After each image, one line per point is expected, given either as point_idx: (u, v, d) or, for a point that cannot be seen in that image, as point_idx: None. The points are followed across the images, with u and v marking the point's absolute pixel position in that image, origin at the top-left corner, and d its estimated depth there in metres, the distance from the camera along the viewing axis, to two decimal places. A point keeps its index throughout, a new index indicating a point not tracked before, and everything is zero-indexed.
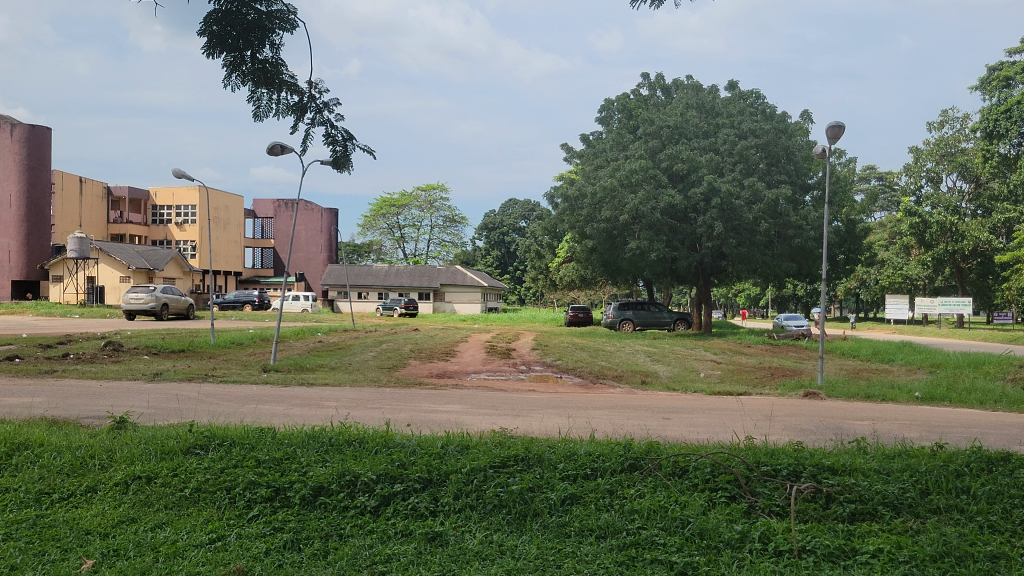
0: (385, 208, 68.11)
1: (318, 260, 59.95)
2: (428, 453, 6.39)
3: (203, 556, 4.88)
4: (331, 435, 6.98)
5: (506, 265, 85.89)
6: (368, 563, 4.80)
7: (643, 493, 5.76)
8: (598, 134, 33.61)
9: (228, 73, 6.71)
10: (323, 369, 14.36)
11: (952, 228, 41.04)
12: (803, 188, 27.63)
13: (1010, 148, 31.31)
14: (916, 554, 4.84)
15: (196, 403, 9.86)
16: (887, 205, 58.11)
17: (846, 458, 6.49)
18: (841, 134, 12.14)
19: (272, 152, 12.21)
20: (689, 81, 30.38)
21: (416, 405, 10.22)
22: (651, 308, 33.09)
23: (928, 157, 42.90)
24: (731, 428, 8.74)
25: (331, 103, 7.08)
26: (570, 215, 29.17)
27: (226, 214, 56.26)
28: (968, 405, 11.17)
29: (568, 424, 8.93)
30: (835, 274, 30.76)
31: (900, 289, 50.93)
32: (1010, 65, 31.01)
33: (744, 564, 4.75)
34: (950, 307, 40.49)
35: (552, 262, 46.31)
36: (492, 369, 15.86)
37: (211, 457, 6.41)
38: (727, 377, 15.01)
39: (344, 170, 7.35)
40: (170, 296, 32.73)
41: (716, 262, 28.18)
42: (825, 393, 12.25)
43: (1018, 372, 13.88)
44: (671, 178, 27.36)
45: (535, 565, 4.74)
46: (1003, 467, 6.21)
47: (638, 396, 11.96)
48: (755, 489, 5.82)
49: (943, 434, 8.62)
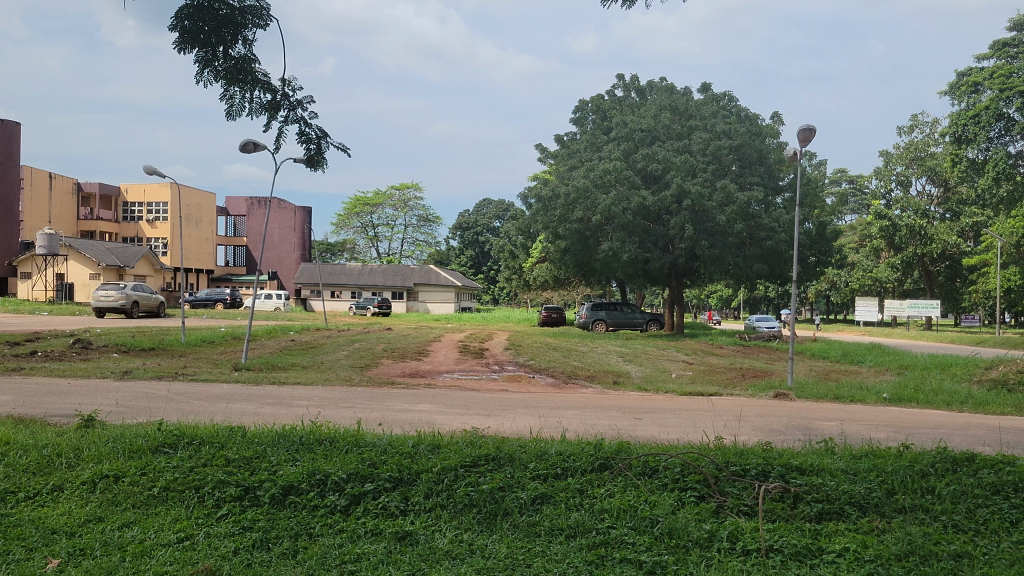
0: (358, 207, 67.83)
1: (290, 259, 59.63)
2: (399, 452, 6.36)
3: (171, 556, 4.84)
4: (301, 434, 6.95)
5: (479, 264, 85.89)
6: (337, 562, 4.78)
7: (613, 493, 5.78)
8: (572, 134, 33.75)
9: (200, 68, 6.69)
10: (294, 368, 14.26)
11: (921, 231, 41.15)
12: (775, 191, 27.87)
13: (977, 153, 31.22)
14: (881, 553, 4.88)
15: (165, 402, 9.76)
16: (858, 208, 58.69)
17: (814, 458, 6.54)
18: (812, 138, 12.23)
19: (244, 150, 12.15)
20: (663, 83, 30.61)
21: (389, 404, 10.19)
22: (624, 309, 33.26)
23: (898, 161, 43.34)
24: (701, 428, 8.79)
25: (304, 100, 7.09)
26: (543, 215, 29.14)
27: (199, 211, 55.82)
28: (934, 407, 11.34)
29: (538, 423, 8.94)
30: (805, 276, 31.02)
31: (869, 291, 51.40)
32: (978, 71, 31.37)
33: (712, 564, 4.78)
34: (919, 309, 40.94)
35: (526, 262, 46.39)
36: (465, 368, 15.81)
37: (180, 455, 6.35)
38: (699, 378, 15.07)
39: (317, 169, 7.35)
40: (140, 293, 32.43)
41: (689, 264, 28.26)
42: (795, 393, 12.38)
43: (985, 372, 14.06)
44: (644, 179, 27.54)
45: (506, 565, 4.74)
46: (967, 467, 6.28)
47: (610, 397, 11.99)
48: (724, 489, 5.86)
49: (910, 434, 8.73)
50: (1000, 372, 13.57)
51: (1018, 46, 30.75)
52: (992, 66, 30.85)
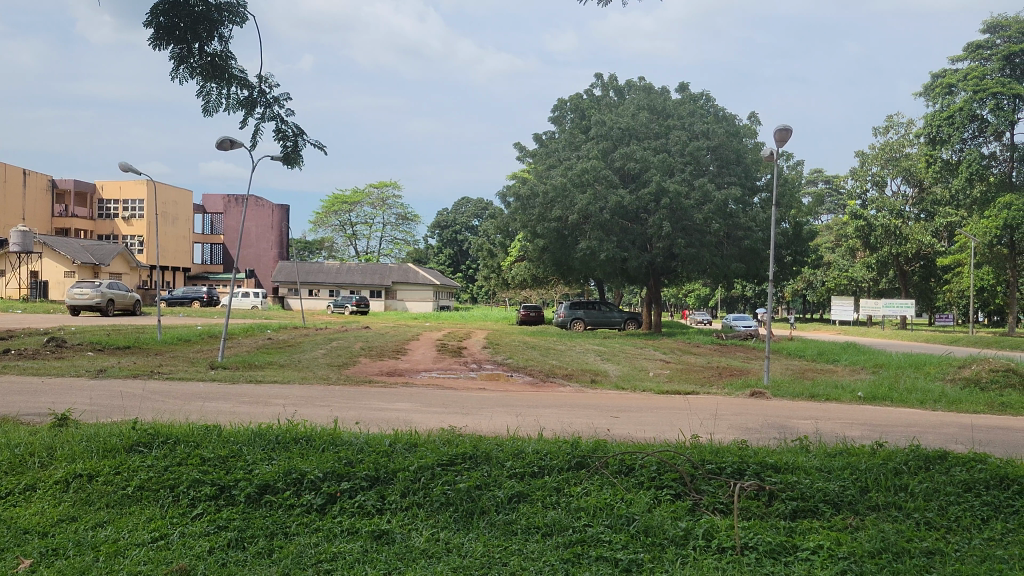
0: (337, 205, 67.60)
1: (268, 257, 59.36)
2: (376, 450, 6.36)
3: (145, 556, 4.81)
4: (278, 432, 6.92)
5: (458, 263, 85.77)
6: (313, 562, 4.77)
7: (589, 491, 5.80)
8: (551, 134, 33.82)
9: (175, 66, 6.65)
10: (271, 366, 14.20)
11: (896, 231, 41.49)
12: (752, 190, 27.99)
13: (951, 154, 31.54)
14: (854, 550, 4.91)
15: (141, 400, 9.75)
16: (835, 208, 59.10)
17: (790, 456, 6.58)
18: (788, 138, 12.30)
19: (220, 147, 12.08)
20: (640, 83, 30.70)
21: (366, 402, 10.20)
22: (602, 308, 33.37)
23: (874, 161, 43.65)
24: (676, 426, 8.83)
25: (281, 97, 7.07)
26: (521, 214, 29.14)
27: (175, 209, 55.45)
28: (908, 405, 11.42)
29: (515, 421, 8.94)
30: (781, 275, 31.20)
31: (845, 291, 51.79)
32: (952, 73, 31.61)
33: (688, 561, 4.80)
34: (894, 308, 41.31)
35: (504, 260, 46.46)
36: (442, 368, 15.81)
37: (154, 455, 6.31)
38: (676, 377, 15.11)
39: (294, 166, 7.34)
40: (116, 291, 32.21)
41: (667, 263, 28.37)
42: (771, 392, 12.43)
43: (958, 370, 14.19)
44: (622, 179, 27.61)
45: (482, 563, 4.74)
46: (940, 465, 6.34)
47: (588, 395, 12.02)
48: (700, 487, 5.88)
49: (884, 433, 8.81)
50: (973, 371, 13.70)
51: (992, 48, 30.82)
52: (965, 68, 31.11)
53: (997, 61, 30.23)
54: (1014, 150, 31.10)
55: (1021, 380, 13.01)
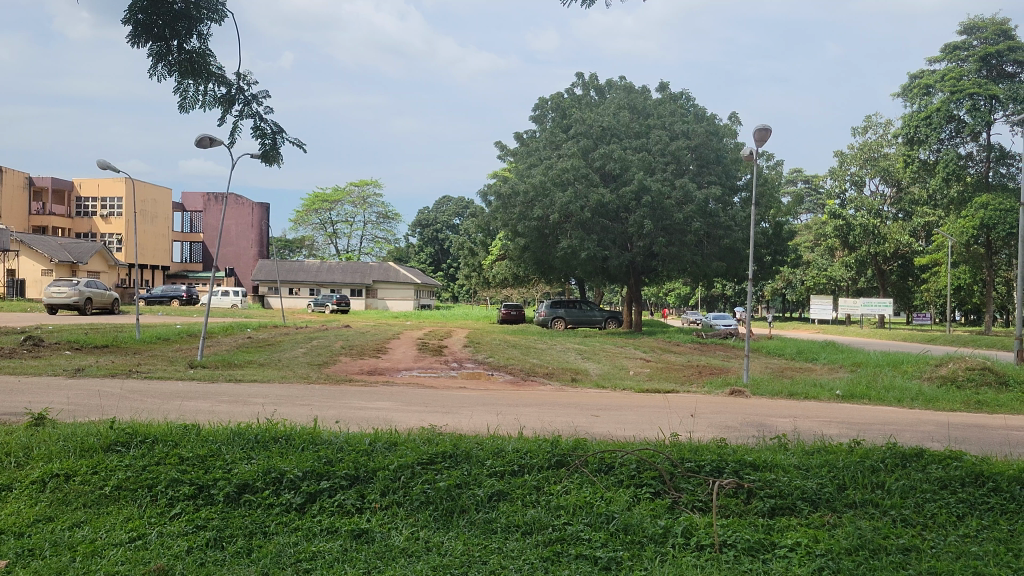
0: (317, 203, 67.36)
1: (248, 256, 59.11)
2: (356, 449, 6.35)
3: (122, 556, 4.78)
4: (257, 432, 6.88)
5: (439, 262, 85.64)
6: (292, 560, 4.76)
7: (569, 489, 5.81)
8: (532, 133, 33.85)
9: (153, 63, 6.61)
10: (251, 366, 14.14)
11: (874, 231, 41.76)
12: (733, 190, 28.09)
13: (929, 154, 31.92)
14: (832, 547, 4.95)
15: (119, 400, 9.68)
16: (814, 207, 59.40)
17: (768, 454, 6.63)
18: (768, 137, 12.36)
19: (200, 145, 12.01)
20: (621, 82, 30.76)
21: (345, 401, 10.17)
22: (583, 307, 33.42)
23: (853, 161, 43.90)
24: (656, 425, 8.87)
25: (259, 95, 7.05)
26: (502, 213, 29.09)
27: (154, 207, 55.08)
28: (886, 403, 11.52)
29: (496, 421, 8.95)
30: (761, 274, 31.37)
31: (824, 290, 52.09)
32: (930, 74, 31.85)
33: (667, 559, 4.83)
34: (872, 307, 41.58)
35: (485, 259, 46.44)
36: (423, 366, 15.82)
37: (131, 454, 6.28)
38: (656, 376, 15.14)
39: (273, 165, 7.31)
40: (94, 290, 31.95)
41: (647, 262, 28.44)
42: (750, 391, 12.50)
43: (935, 369, 14.31)
44: (603, 178, 27.64)
45: (462, 562, 4.74)
46: (916, 463, 6.39)
47: (568, 394, 12.06)
48: (679, 485, 5.91)
49: (862, 430, 8.88)
50: (949, 369, 13.79)
51: (969, 49, 31.05)
52: (943, 69, 31.39)
53: (974, 62, 30.46)
54: (990, 150, 31.41)
55: (996, 379, 13.13)
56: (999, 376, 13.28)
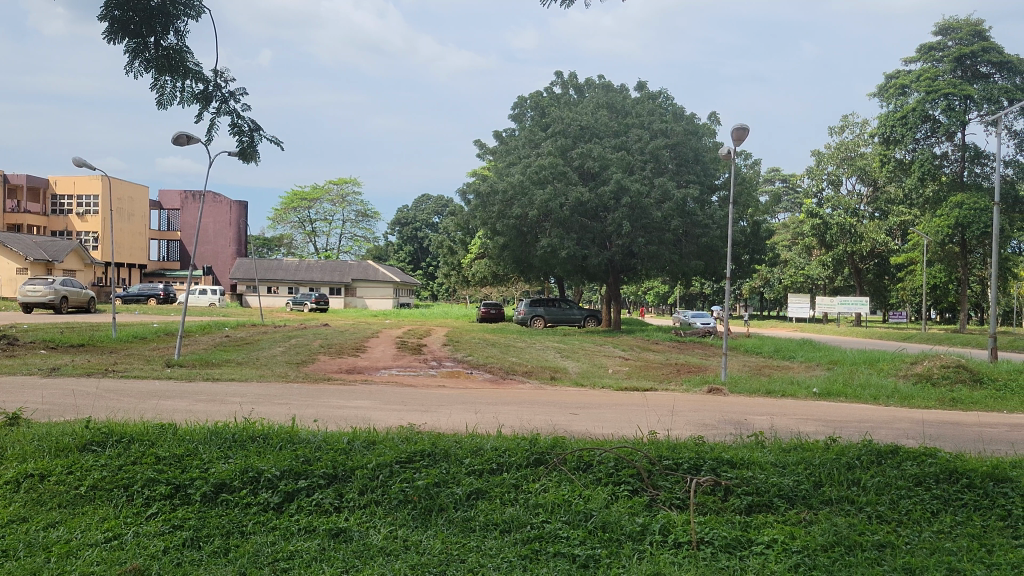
0: (296, 201, 67.04)
1: (226, 254, 58.80)
2: (334, 449, 6.33)
3: (98, 556, 4.74)
4: (234, 431, 6.83)
5: (418, 260, 85.46)
6: (270, 560, 4.74)
7: (548, 487, 5.82)
8: (511, 131, 33.87)
9: (130, 59, 6.56)
10: (229, 365, 14.07)
11: (851, 230, 42.06)
12: (711, 189, 28.19)
13: (905, 154, 32.18)
14: (808, 544, 4.98)
15: (94, 399, 9.57)
16: (791, 206, 59.76)
17: (745, 452, 6.65)
18: (745, 137, 12.42)
19: (177, 142, 11.94)
20: (601, 81, 30.83)
21: (324, 400, 10.10)
22: (562, 305, 33.45)
23: (829, 161, 44.19)
24: (634, 423, 8.87)
25: (237, 92, 7.01)
26: (481, 211, 29.02)
27: (131, 205, 54.69)
28: (861, 401, 11.61)
29: (475, 419, 8.92)
30: (739, 273, 31.51)
31: (801, 288, 52.42)
32: (906, 74, 32.11)
33: (644, 556, 4.84)
34: (849, 306, 41.85)
35: (465, 258, 46.39)
36: (402, 364, 15.77)
37: (107, 454, 6.24)
38: (634, 374, 15.17)
39: (251, 162, 7.28)
40: (70, 288, 31.67)
41: (626, 261, 28.49)
42: (728, 389, 12.55)
43: (910, 366, 14.44)
44: (582, 177, 27.67)
45: (440, 560, 4.74)
46: (892, 460, 6.43)
47: (547, 392, 12.05)
48: (657, 483, 5.94)
49: (838, 428, 8.92)
50: (924, 366, 13.91)
51: (944, 50, 31.33)
52: (918, 70, 31.64)
53: (948, 62, 30.72)
54: (965, 150, 31.67)
55: (971, 377, 13.26)
56: (973, 373, 13.43)
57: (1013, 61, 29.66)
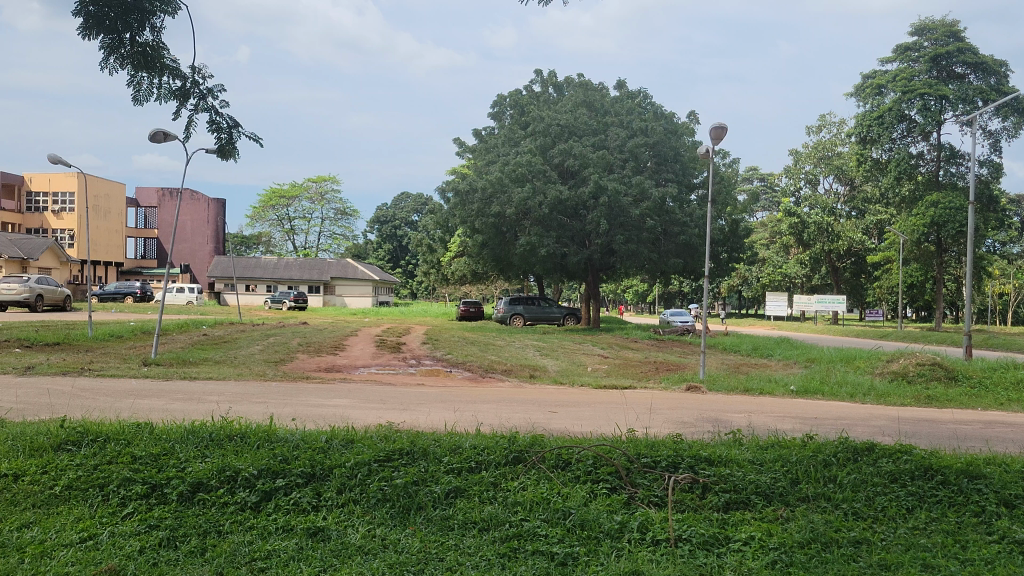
0: (274, 199, 66.71)
1: (204, 252, 58.46)
2: (312, 447, 6.31)
3: (72, 557, 4.70)
4: (211, 430, 6.78)
5: (397, 258, 85.27)
6: (247, 560, 4.72)
7: (526, 485, 5.82)
8: (490, 129, 33.89)
9: (105, 55, 6.51)
10: (206, 363, 14.00)
11: (828, 228, 42.33)
12: (689, 188, 28.32)
13: (881, 153, 32.44)
14: (785, 541, 5.02)
15: (69, 398, 9.48)
16: (769, 205, 60.09)
17: (722, 449, 6.67)
18: (724, 136, 12.47)
19: (153, 139, 11.85)
20: (580, 80, 30.89)
21: (302, 399, 10.07)
22: (542, 303, 33.51)
23: (807, 160, 44.45)
24: (614, 422, 8.87)
25: (215, 88, 6.97)
26: (460, 209, 28.93)
27: (107, 203, 54.25)
28: (838, 399, 11.67)
29: (453, 417, 8.93)
30: (717, 272, 31.61)
31: (779, 286, 52.72)
32: (882, 74, 32.35)
33: (622, 554, 4.85)
34: (827, 304, 42.12)
35: (444, 256, 46.32)
36: (382, 363, 15.75)
37: (83, 453, 6.19)
38: (613, 372, 15.25)
39: (229, 159, 7.24)
40: (45, 287, 31.39)
41: (606, 259, 28.53)
42: (706, 387, 12.61)
43: (887, 364, 14.53)
44: (561, 175, 27.68)
45: (418, 558, 4.74)
46: (867, 457, 6.48)
47: (526, 390, 12.05)
48: (635, 481, 5.96)
49: (814, 426, 8.97)
50: (901, 364, 14.03)
51: (920, 50, 31.59)
52: (895, 70, 31.88)
53: (924, 63, 30.98)
54: (941, 150, 31.94)
55: (946, 374, 13.38)
56: (948, 371, 13.55)
57: (988, 62, 29.96)
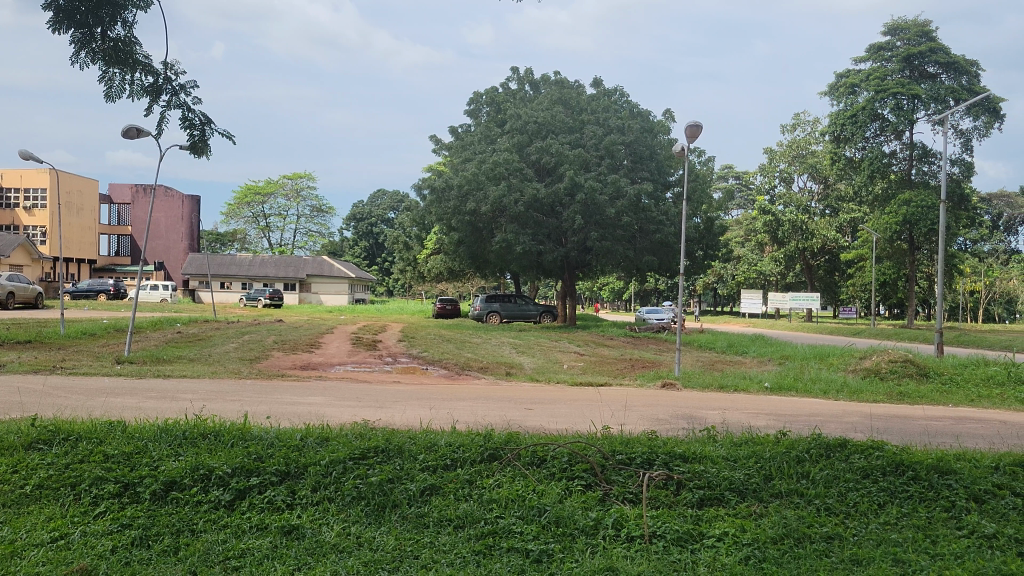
0: (249, 196, 66.27)
1: (178, 249, 58.02)
2: (286, 445, 6.27)
3: (43, 557, 4.65)
4: (185, 428, 6.74)
5: (373, 256, 84.98)
6: (221, 558, 4.70)
7: (502, 483, 5.82)
8: (466, 126, 33.86)
9: (76, 50, 6.45)
10: (181, 360, 13.91)
11: (802, 226, 42.66)
12: (664, 186, 28.44)
13: (855, 151, 32.73)
14: (758, 536, 5.05)
15: (43, 396, 9.43)
16: (744, 203, 60.40)
17: (697, 446, 6.71)
18: (699, 134, 12.52)
19: (126, 136, 11.75)
20: (556, 78, 30.92)
21: (278, 397, 10.03)
22: (518, 301, 33.56)
23: (781, 159, 44.71)
24: (589, 418, 8.91)
25: (188, 85, 6.92)
26: (436, 207, 28.86)
27: (79, 199, 53.71)
28: (812, 395, 11.77)
29: (429, 414, 8.94)
30: (693, 269, 31.77)
31: (754, 284, 53.03)
32: (856, 74, 32.62)
33: (597, 550, 4.87)
34: (801, 302, 42.42)
35: (420, 253, 46.22)
36: (357, 360, 15.69)
37: (55, 452, 6.13)
38: (589, 369, 15.28)
39: (202, 156, 7.19)
40: (17, 284, 31.06)
41: (582, 256, 28.59)
42: (682, 383, 12.68)
43: (859, 361, 14.65)
44: (538, 172, 27.68)
45: (394, 556, 4.72)
46: (840, 453, 6.54)
47: (502, 388, 12.09)
48: (610, 477, 5.98)
49: (789, 422, 9.05)
50: (873, 361, 14.16)
51: (892, 49, 31.86)
52: (868, 69, 32.14)
53: (897, 62, 31.21)
54: (914, 148, 32.23)
55: (918, 371, 13.52)
56: (920, 368, 13.68)
57: (959, 62, 30.24)
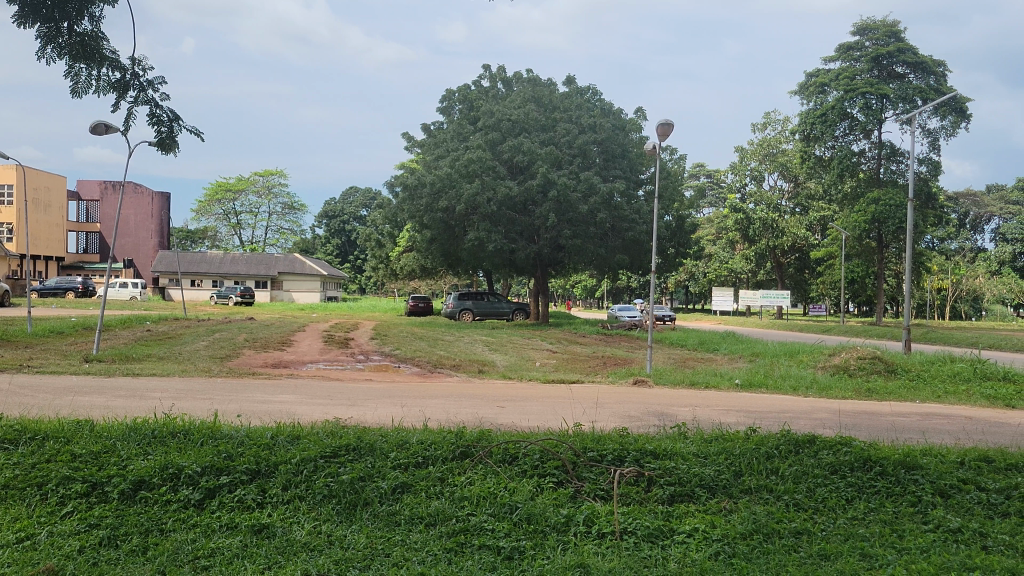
0: (220, 193, 65.73)
1: (148, 247, 57.48)
2: (256, 444, 6.23)
3: (9, 557, 4.60)
4: (154, 427, 6.67)
5: (345, 254, 84.58)
6: (190, 558, 4.66)
7: (473, 480, 5.82)
8: (439, 124, 33.78)
9: (42, 45, 6.37)
10: (150, 359, 13.78)
11: (773, 224, 43.00)
12: (636, 184, 28.56)
13: (824, 150, 33.02)
14: (727, 532, 5.09)
15: (8, 395, 9.30)
16: (716, 201, 60.73)
17: (668, 443, 6.75)
18: (670, 132, 12.58)
19: (95, 131, 11.63)
20: (528, 75, 30.91)
21: (248, 394, 9.97)
22: (491, 299, 33.51)
23: (752, 157, 44.98)
24: (560, 416, 8.93)
25: (156, 81, 6.85)
26: (408, 204, 28.77)
27: (47, 196, 53.04)
28: (782, 392, 11.86)
29: (400, 412, 8.90)
30: (664, 267, 31.91)
31: (725, 282, 53.32)
32: (826, 73, 32.87)
33: (568, 547, 4.88)
34: (771, 298, 42.68)
35: (391, 252, 46.08)
36: (329, 359, 15.60)
37: (20, 451, 6.04)
38: (562, 367, 15.32)
39: (170, 153, 7.13)
40: None
41: (554, 254, 28.65)
42: (653, 380, 12.75)
43: (828, 358, 14.78)
44: (510, 170, 27.68)
45: (365, 554, 4.71)
46: (809, 449, 6.59)
47: (475, 384, 12.10)
48: (581, 474, 6.00)
49: (758, 419, 9.12)
50: (842, 358, 14.28)
51: (862, 49, 32.15)
52: (839, 69, 32.39)
53: (866, 62, 31.49)
54: (883, 147, 32.53)
55: (886, 368, 13.66)
56: (887, 365, 13.82)
57: (927, 62, 30.55)
